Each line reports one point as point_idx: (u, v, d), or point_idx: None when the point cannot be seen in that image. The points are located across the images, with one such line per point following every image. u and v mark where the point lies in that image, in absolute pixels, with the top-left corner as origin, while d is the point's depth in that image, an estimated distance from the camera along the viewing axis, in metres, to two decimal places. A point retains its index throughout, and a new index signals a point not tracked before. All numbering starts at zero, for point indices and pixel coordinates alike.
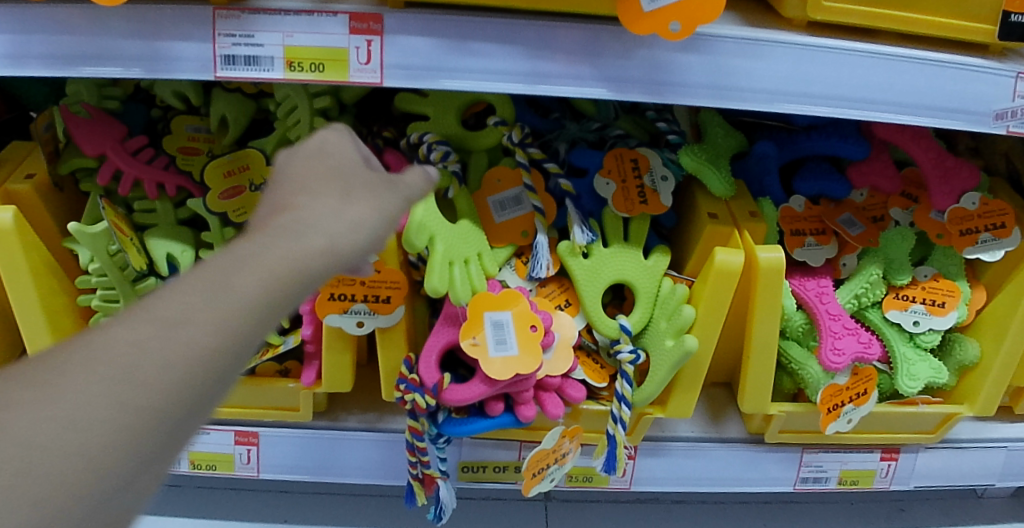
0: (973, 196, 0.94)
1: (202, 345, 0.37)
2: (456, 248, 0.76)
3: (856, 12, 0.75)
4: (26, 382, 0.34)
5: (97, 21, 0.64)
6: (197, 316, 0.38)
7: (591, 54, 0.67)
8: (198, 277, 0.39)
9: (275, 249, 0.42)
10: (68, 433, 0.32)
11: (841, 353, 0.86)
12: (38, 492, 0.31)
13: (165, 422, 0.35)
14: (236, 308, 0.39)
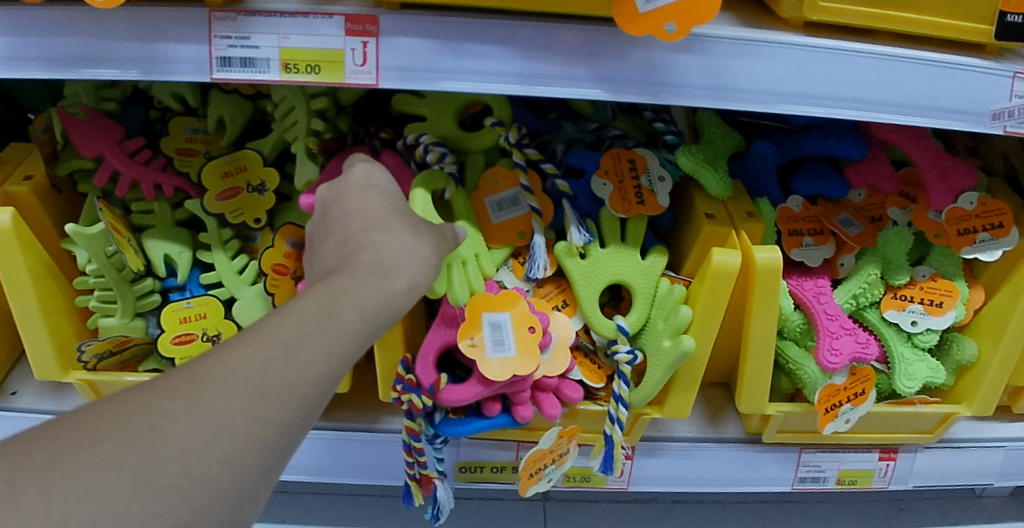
0: (971, 196, 0.94)
1: (319, 368, 0.44)
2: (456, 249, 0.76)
3: (852, 12, 0.75)
4: (174, 392, 0.39)
5: (95, 24, 0.64)
6: (314, 341, 0.44)
7: (587, 55, 0.67)
8: (310, 305, 0.46)
9: (368, 284, 0.49)
10: (216, 441, 0.39)
11: (838, 353, 0.86)
12: (196, 490, 0.37)
13: (289, 432, 0.42)
14: (340, 337, 0.46)
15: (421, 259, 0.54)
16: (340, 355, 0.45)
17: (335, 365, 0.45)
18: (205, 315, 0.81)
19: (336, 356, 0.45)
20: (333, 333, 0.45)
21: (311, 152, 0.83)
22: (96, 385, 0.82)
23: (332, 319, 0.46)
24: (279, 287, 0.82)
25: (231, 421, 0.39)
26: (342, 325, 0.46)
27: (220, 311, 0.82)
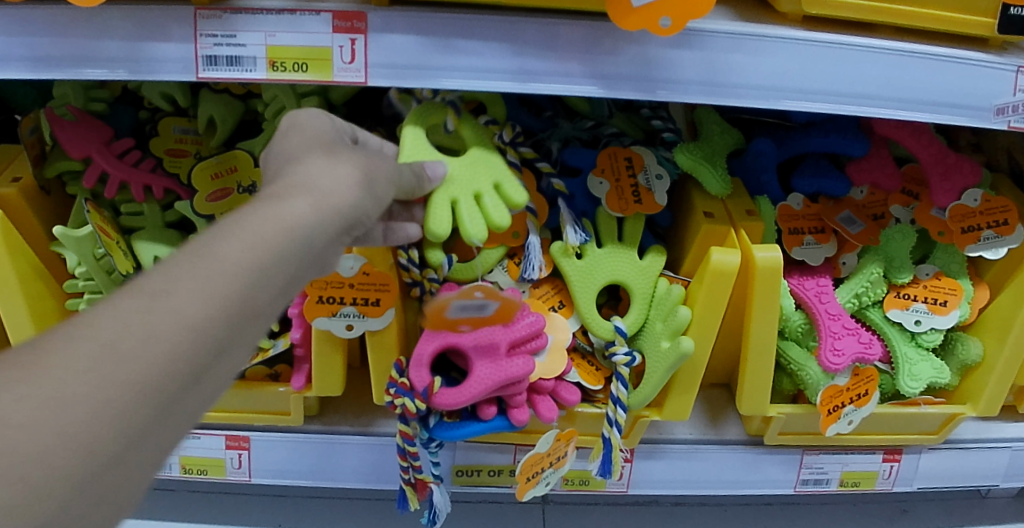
0: (975, 193, 0.93)
1: (190, 315, 0.39)
2: (464, 178, 0.70)
3: (852, 6, 0.74)
4: (12, 363, 0.35)
5: (78, 22, 0.63)
6: (181, 290, 0.40)
7: (580, 51, 0.66)
8: (179, 256, 0.42)
9: (252, 229, 0.45)
10: (58, 408, 0.34)
11: (840, 354, 0.84)
12: (31, 466, 0.32)
13: (156, 394, 0.37)
14: (213, 285, 0.41)
15: (330, 195, 0.51)
16: (225, 292, 0.41)
17: (219, 303, 0.41)
18: None
19: (218, 293, 0.41)
20: (211, 272, 0.41)
21: None
22: None
23: (208, 257, 0.42)
24: None
25: (79, 383, 0.35)
26: (222, 262, 0.42)
27: None
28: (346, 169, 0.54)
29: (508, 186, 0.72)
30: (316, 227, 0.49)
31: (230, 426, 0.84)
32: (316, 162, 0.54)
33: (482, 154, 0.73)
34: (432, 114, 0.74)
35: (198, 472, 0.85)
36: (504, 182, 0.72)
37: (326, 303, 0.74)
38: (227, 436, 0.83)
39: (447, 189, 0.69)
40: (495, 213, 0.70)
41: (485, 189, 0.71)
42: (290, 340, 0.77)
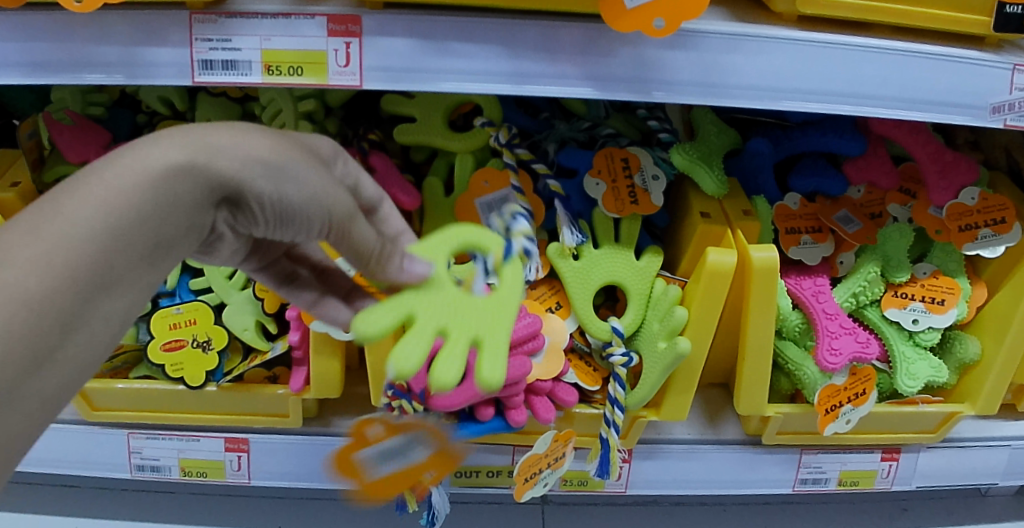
0: (972, 191, 0.93)
1: (23, 287, 0.35)
2: (444, 309, 0.47)
3: (848, 6, 0.74)
4: None
5: (74, 27, 0.63)
6: (16, 257, 0.35)
7: (575, 53, 0.66)
8: (24, 219, 0.37)
9: (111, 184, 0.39)
10: None
11: (838, 353, 0.84)
12: None
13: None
14: (54, 253, 0.36)
15: (219, 157, 0.42)
16: (66, 262, 0.36)
17: (57, 274, 0.36)
18: (195, 320, 0.78)
19: (56, 263, 0.36)
20: (55, 238, 0.36)
21: None
22: (87, 394, 0.80)
23: (54, 217, 0.37)
24: (268, 291, 0.81)
25: None
26: (71, 225, 0.37)
27: (210, 318, 0.79)
28: (271, 148, 0.45)
29: (486, 358, 0.45)
30: (190, 197, 0.41)
31: (229, 428, 0.84)
32: (240, 128, 0.45)
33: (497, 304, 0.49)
34: (483, 237, 0.53)
35: (198, 474, 0.86)
36: (492, 350, 0.45)
37: None
38: (227, 439, 0.83)
39: (417, 304, 0.47)
40: (438, 369, 0.43)
41: (457, 340, 0.45)
42: (288, 343, 0.77)
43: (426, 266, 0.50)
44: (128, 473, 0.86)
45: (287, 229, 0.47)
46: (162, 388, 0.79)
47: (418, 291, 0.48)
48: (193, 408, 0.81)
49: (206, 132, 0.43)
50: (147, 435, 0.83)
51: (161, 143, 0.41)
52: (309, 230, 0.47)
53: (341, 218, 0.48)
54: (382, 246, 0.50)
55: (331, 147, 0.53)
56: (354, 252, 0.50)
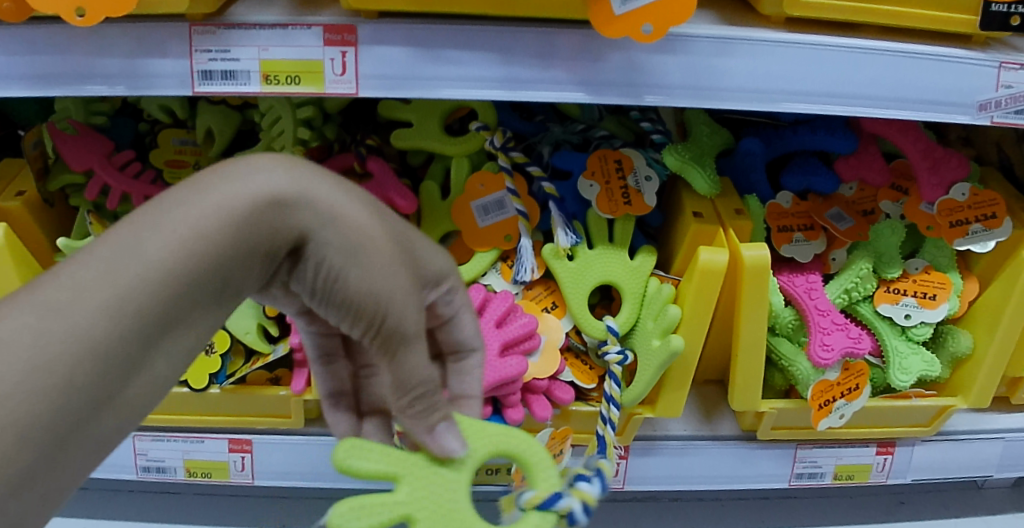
0: (963, 187, 0.94)
1: (99, 329, 0.34)
2: (431, 514, 0.46)
3: (836, 7, 0.75)
4: None
5: (76, 40, 0.65)
6: (92, 296, 0.34)
7: (566, 59, 0.67)
8: (102, 252, 0.36)
9: (191, 219, 0.38)
10: None
11: (830, 349, 0.85)
12: None
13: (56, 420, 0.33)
14: (129, 291, 0.35)
15: (304, 210, 0.42)
16: (137, 306, 0.36)
17: (127, 319, 0.35)
18: None
19: (133, 306, 0.35)
20: (130, 279, 0.36)
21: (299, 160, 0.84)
22: None
23: (131, 257, 0.36)
24: None
25: None
26: (147, 264, 0.36)
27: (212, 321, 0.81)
28: (371, 218, 0.45)
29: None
30: (261, 246, 0.41)
31: (233, 429, 0.85)
32: (346, 187, 0.45)
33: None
34: (548, 476, 0.49)
35: (202, 475, 0.87)
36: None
37: None
38: (231, 440, 0.85)
39: (414, 480, 0.47)
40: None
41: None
42: (289, 345, 0.79)
43: (462, 447, 0.49)
44: (134, 474, 0.88)
45: (348, 316, 0.46)
46: (167, 390, 0.80)
47: (430, 475, 0.47)
48: (198, 409, 0.83)
49: (311, 179, 0.43)
50: (153, 437, 0.85)
51: (256, 178, 0.41)
52: (365, 327, 0.46)
53: (400, 338, 0.46)
54: (425, 382, 0.47)
55: (441, 261, 0.53)
56: (401, 379, 0.47)
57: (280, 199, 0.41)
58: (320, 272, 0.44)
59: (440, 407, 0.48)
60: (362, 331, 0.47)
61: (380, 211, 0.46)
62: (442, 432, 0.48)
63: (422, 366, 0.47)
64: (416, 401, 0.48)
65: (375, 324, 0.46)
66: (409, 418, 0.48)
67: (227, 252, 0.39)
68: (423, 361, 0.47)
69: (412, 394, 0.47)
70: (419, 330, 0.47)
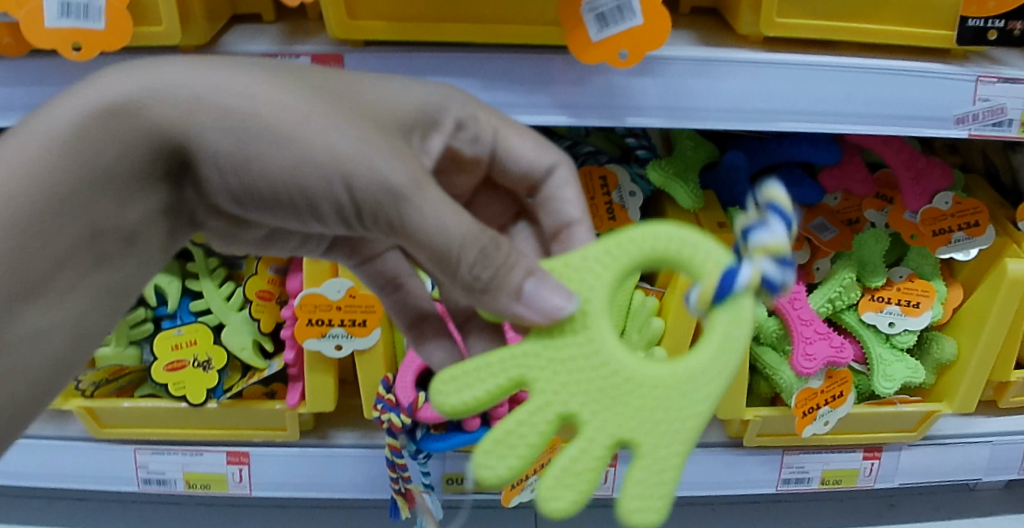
0: (946, 196, 0.96)
1: None
2: (583, 391, 0.43)
3: (814, 27, 0.77)
4: None
5: (74, 74, 0.67)
6: None
7: (547, 84, 0.69)
8: None
9: (26, 158, 0.41)
10: None
11: (812, 358, 0.87)
12: None
13: None
14: None
15: (156, 102, 0.41)
16: None
17: None
18: (195, 341, 0.82)
19: None
20: None
21: None
22: (95, 412, 0.85)
23: None
24: (264, 312, 0.85)
25: None
26: None
27: (210, 337, 0.83)
28: (246, 81, 0.42)
29: (637, 468, 0.42)
30: (123, 162, 0.42)
31: (231, 442, 0.88)
32: (201, 61, 0.43)
33: (661, 400, 0.43)
34: (708, 257, 0.43)
35: (201, 487, 0.89)
36: (636, 474, 0.42)
37: (316, 324, 0.78)
38: (228, 452, 0.87)
39: (539, 371, 0.44)
40: (555, 483, 0.41)
41: (594, 447, 0.42)
42: (284, 361, 0.82)
43: (569, 301, 0.43)
44: (135, 486, 0.90)
45: (316, 204, 0.43)
46: (166, 406, 0.83)
47: (550, 348, 0.44)
48: (196, 423, 0.85)
49: (151, 70, 0.41)
50: (153, 450, 0.88)
51: (86, 90, 0.41)
52: (345, 199, 0.42)
53: (385, 190, 0.42)
54: (469, 238, 0.41)
55: (405, 104, 0.49)
56: (431, 250, 0.42)
57: (119, 104, 0.40)
58: (227, 163, 0.42)
59: (517, 264, 0.42)
60: (353, 206, 0.43)
61: (270, 75, 0.43)
62: (535, 293, 0.42)
63: (439, 211, 0.41)
64: (482, 274, 0.41)
65: (345, 184, 0.42)
66: (486, 305, 0.43)
67: (62, 179, 0.41)
68: (438, 204, 0.42)
69: (480, 274, 0.41)
70: (404, 177, 0.42)
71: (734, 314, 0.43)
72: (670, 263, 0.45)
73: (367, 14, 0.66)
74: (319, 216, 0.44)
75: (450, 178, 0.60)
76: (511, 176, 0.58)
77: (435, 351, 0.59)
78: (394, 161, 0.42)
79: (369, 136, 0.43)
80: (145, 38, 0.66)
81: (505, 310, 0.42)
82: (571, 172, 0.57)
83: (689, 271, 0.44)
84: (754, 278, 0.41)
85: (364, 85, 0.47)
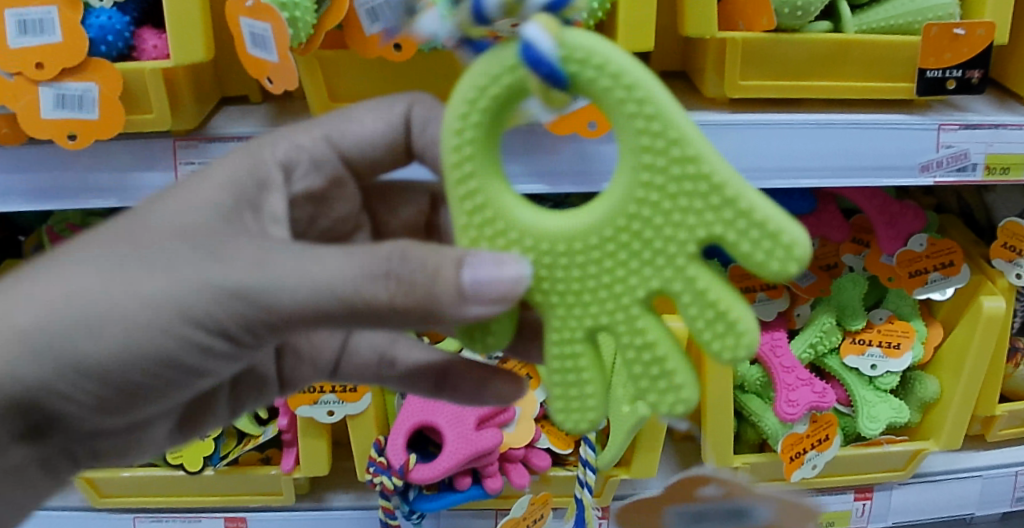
0: (920, 238, 0.98)
1: None
2: (621, 281, 0.38)
3: (775, 88, 0.80)
4: None
5: (70, 159, 0.70)
6: None
7: (526, 154, 0.72)
8: None
9: None
10: None
11: (795, 404, 0.88)
12: None
13: None
14: None
15: None
16: None
17: None
18: None
19: None
20: None
21: None
22: (94, 483, 0.86)
23: None
24: None
25: None
26: None
27: None
28: (16, 292, 0.39)
29: (743, 242, 0.35)
30: None
31: (228, 508, 0.89)
32: None
33: (680, 193, 0.36)
34: (496, 73, 0.35)
35: None
36: (743, 250, 0.35)
37: (307, 392, 0.80)
38: (226, 518, 0.88)
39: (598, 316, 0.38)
40: (714, 337, 0.36)
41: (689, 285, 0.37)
42: (277, 428, 0.83)
43: (509, 269, 0.36)
44: None
45: (184, 355, 0.40)
46: (164, 474, 0.85)
47: (566, 298, 0.39)
48: (193, 491, 0.87)
49: None
50: (151, 518, 0.89)
51: None
52: (203, 330, 0.39)
53: (218, 296, 0.37)
54: (356, 286, 0.35)
55: (215, 186, 0.43)
56: (318, 320, 0.36)
57: None
58: (70, 368, 0.39)
59: (439, 269, 0.35)
60: (217, 328, 0.38)
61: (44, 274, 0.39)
62: (478, 280, 0.35)
63: (281, 278, 0.36)
64: (407, 302, 0.35)
65: (182, 314, 0.38)
66: (444, 322, 0.37)
67: None
68: (281, 264, 0.37)
69: (406, 303, 0.35)
70: (240, 272, 0.37)
71: (587, 61, 0.34)
72: (501, 108, 0.37)
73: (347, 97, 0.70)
74: (217, 351, 0.40)
75: (329, 212, 0.54)
76: (383, 146, 0.52)
77: (487, 393, 0.53)
78: (200, 263, 0.38)
79: (163, 250, 0.38)
80: (137, 124, 0.68)
81: (460, 316, 0.36)
82: (427, 106, 0.50)
83: (517, 97, 0.36)
84: (547, 26, 0.34)
85: (155, 202, 0.42)
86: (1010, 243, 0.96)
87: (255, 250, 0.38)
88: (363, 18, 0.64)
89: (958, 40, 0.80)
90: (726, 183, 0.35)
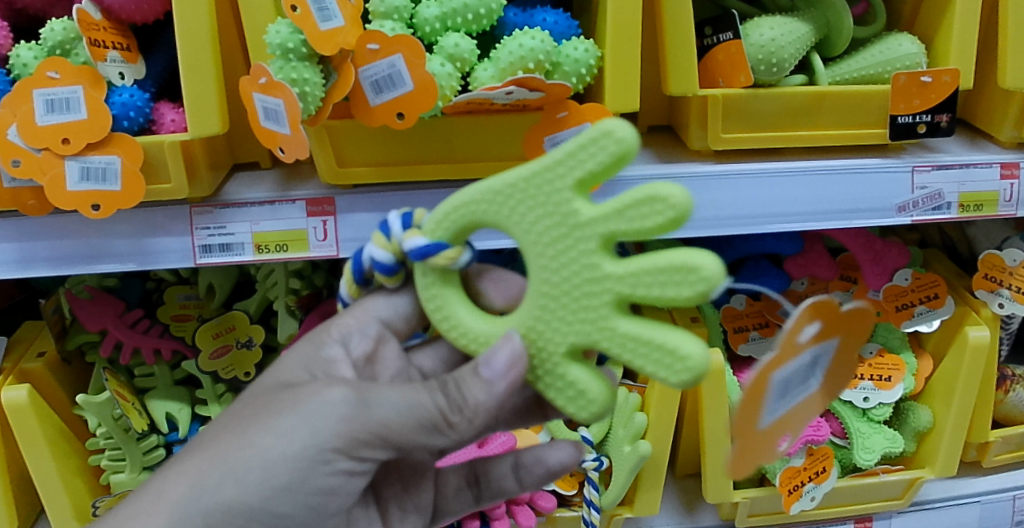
0: (905, 272, 1.02)
1: None
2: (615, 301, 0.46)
3: (757, 138, 0.85)
4: None
5: (92, 226, 0.74)
6: None
7: None
8: None
9: None
10: None
11: (790, 439, 0.92)
12: None
13: None
14: None
15: None
16: None
17: None
18: None
19: None
20: None
21: (291, 309, 0.93)
22: None
23: None
24: None
25: None
26: None
27: None
28: (176, 469, 0.50)
29: (585, 165, 0.44)
30: None
31: None
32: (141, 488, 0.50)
33: (534, 187, 0.46)
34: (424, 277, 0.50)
35: None
36: (591, 166, 0.44)
37: None
38: None
39: (611, 334, 0.46)
40: (636, 217, 0.43)
41: (598, 224, 0.45)
42: None
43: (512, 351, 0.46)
44: None
45: (313, 486, 0.49)
46: None
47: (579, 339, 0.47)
48: None
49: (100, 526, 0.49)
50: None
51: None
52: (324, 457, 0.48)
53: (334, 429, 0.48)
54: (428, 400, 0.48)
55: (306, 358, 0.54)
56: (418, 427, 0.47)
57: None
58: (218, 516, 0.48)
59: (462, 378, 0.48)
60: (338, 450, 0.48)
61: (197, 449, 0.50)
62: (491, 364, 0.47)
63: (378, 398, 0.48)
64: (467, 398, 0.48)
65: (311, 449, 0.48)
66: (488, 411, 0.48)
67: None
68: (377, 390, 0.48)
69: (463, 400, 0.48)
70: (347, 400, 0.48)
71: (450, 211, 0.48)
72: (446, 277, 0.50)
73: (355, 162, 0.75)
74: (338, 478, 0.50)
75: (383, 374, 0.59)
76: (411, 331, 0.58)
77: (546, 461, 0.63)
78: (311, 402, 0.48)
79: (280, 400, 0.49)
80: (155, 193, 0.73)
81: (492, 397, 0.47)
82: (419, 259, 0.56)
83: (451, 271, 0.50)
84: (416, 233, 0.49)
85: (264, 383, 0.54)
86: (991, 274, 0.99)
87: (348, 390, 0.48)
88: (368, 90, 0.68)
89: (927, 87, 0.84)
90: (536, 167, 0.46)
